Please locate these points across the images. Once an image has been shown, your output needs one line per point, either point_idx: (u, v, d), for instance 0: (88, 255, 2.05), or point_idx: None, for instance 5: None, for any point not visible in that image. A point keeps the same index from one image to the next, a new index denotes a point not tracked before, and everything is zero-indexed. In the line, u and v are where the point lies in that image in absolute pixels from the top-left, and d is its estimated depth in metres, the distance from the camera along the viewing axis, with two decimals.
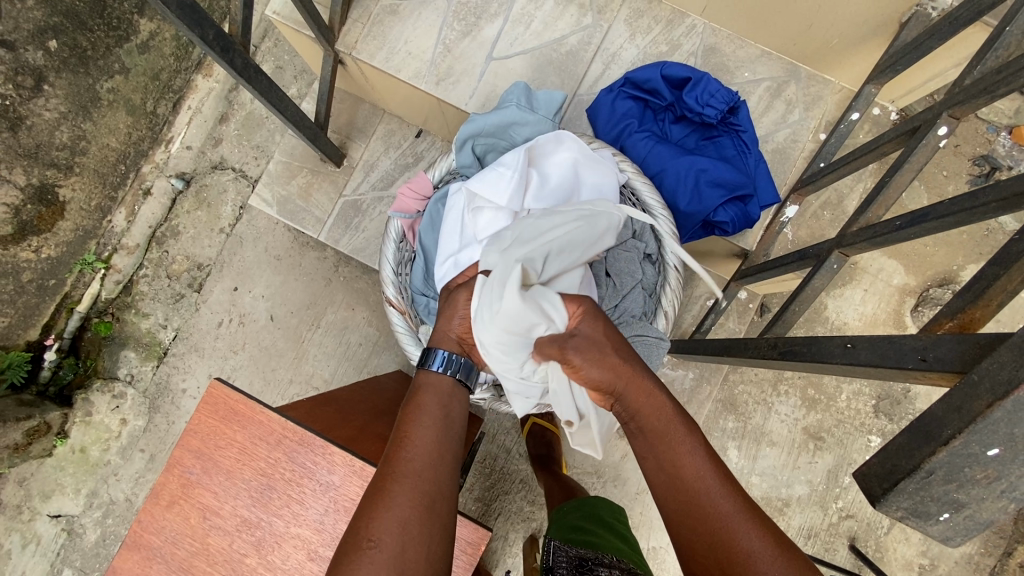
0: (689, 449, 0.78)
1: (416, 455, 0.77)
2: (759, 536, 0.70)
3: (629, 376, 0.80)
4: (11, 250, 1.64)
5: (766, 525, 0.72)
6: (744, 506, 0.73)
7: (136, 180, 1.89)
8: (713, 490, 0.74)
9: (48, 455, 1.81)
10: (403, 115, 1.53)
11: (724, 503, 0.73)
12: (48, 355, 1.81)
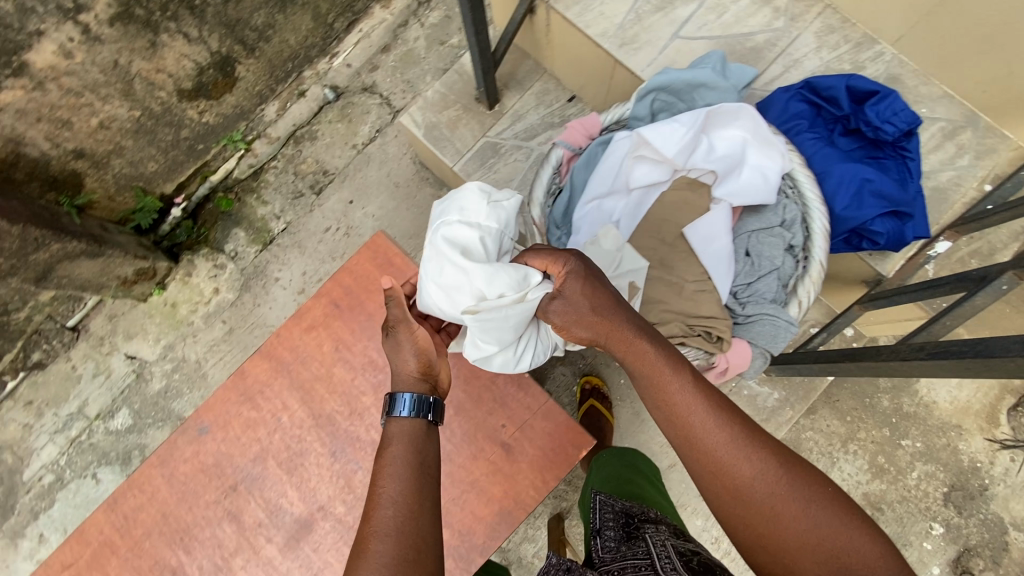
0: (682, 388, 0.83)
1: (391, 505, 0.80)
2: (764, 460, 0.79)
3: (611, 326, 0.86)
4: (182, 106, 1.74)
5: (767, 443, 0.81)
6: (749, 432, 0.81)
7: (295, 81, 1.97)
8: (715, 426, 0.81)
9: (144, 300, 1.93)
10: (563, 77, 1.59)
11: (725, 437, 0.80)
12: (173, 211, 1.93)
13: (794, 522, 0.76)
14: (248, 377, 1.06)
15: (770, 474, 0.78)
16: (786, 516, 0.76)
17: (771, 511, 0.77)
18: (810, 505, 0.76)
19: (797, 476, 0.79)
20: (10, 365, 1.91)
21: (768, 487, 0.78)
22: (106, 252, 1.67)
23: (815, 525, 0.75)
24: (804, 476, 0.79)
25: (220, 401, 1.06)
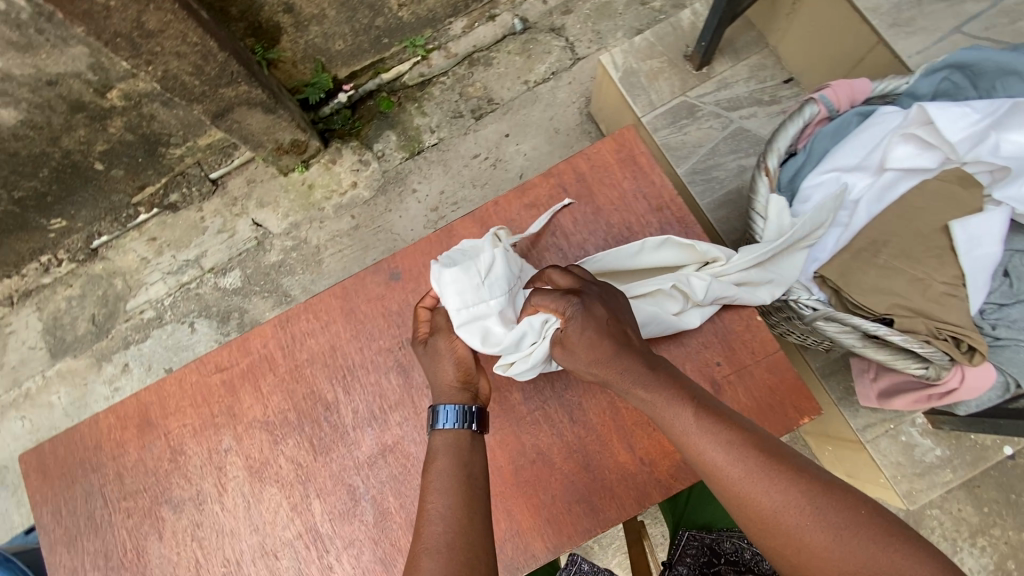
0: (684, 426, 0.76)
1: (439, 526, 0.72)
2: (783, 492, 0.70)
3: (612, 368, 0.81)
4: None
5: (782, 468, 0.72)
6: (761, 467, 0.72)
7: (489, 3, 1.93)
8: (725, 462, 0.73)
9: (286, 174, 1.95)
10: (786, 57, 1.48)
11: (739, 471, 0.72)
12: (340, 97, 1.93)
13: (831, 555, 0.66)
14: (452, 235, 0.99)
15: (792, 506, 0.69)
16: (819, 550, 0.67)
17: (802, 547, 0.68)
18: (842, 532, 0.67)
19: (823, 502, 0.69)
20: (147, 198, 1.94)
21: (796, 522, 0.69)
22: (279, 112, 1.68)
23: (851, 557, 0.65)
24: (830, 500, 0.69)
25: (414, 253, 0.99)
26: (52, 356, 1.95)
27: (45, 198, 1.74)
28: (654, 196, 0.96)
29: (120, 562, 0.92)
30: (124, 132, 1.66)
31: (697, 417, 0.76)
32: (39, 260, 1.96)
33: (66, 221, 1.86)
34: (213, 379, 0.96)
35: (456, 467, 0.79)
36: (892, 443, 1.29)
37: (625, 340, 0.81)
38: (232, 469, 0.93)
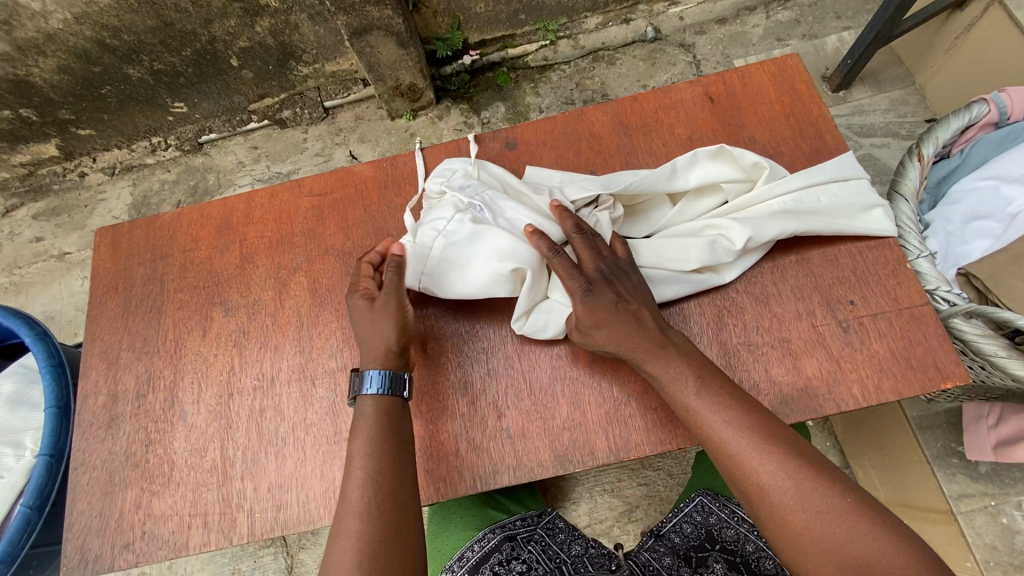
0: (681, 393, 0.63)
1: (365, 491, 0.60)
2: (776, 471, 0.57)
3: (622, 335, 0.65)
4: None
5: (777, 444, 0.59)
6: (757, 443, 0.59)
7: (628, 8, 1.98)
8: (718, 433, 0.60)
9: (393, 117, 2.00)
10: (930, 97, 1.42)
11: (731, 446, 0.59)
12: (464, 59, 1.98)
13: (818, 546, 0.55)
14: (582, 116, 0.83)
15: (784, 487, 0.57)
16: (804, 537, 0.55)
17: (786, 532, 0.56)
18: (825, 516, 0.55)
19: (819, 483, 0.56)
20: (262, 109, 2.02)
21: (785, 504, 0.56)
22: (410, 50, 1.75)
23: (837, 544, 0.54)
24: (825, 481, 0.57)
25: (531, 126, 0.84)
26: None
27: (177, 79, 1.83)
28: (828, 133, 0.77)
29: (152, 368, 0.77)
30: (266, 35, 1.75)
31: (698, 387, 0.62)
32: (148, 140, 2.04)
33: (185, 108, 1.95)
34: (305, 200, 0.84)
35: (381, 423, 0.65)
36: (990, 522, 1.11)
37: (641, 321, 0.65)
38: (258, 303, 0.79)
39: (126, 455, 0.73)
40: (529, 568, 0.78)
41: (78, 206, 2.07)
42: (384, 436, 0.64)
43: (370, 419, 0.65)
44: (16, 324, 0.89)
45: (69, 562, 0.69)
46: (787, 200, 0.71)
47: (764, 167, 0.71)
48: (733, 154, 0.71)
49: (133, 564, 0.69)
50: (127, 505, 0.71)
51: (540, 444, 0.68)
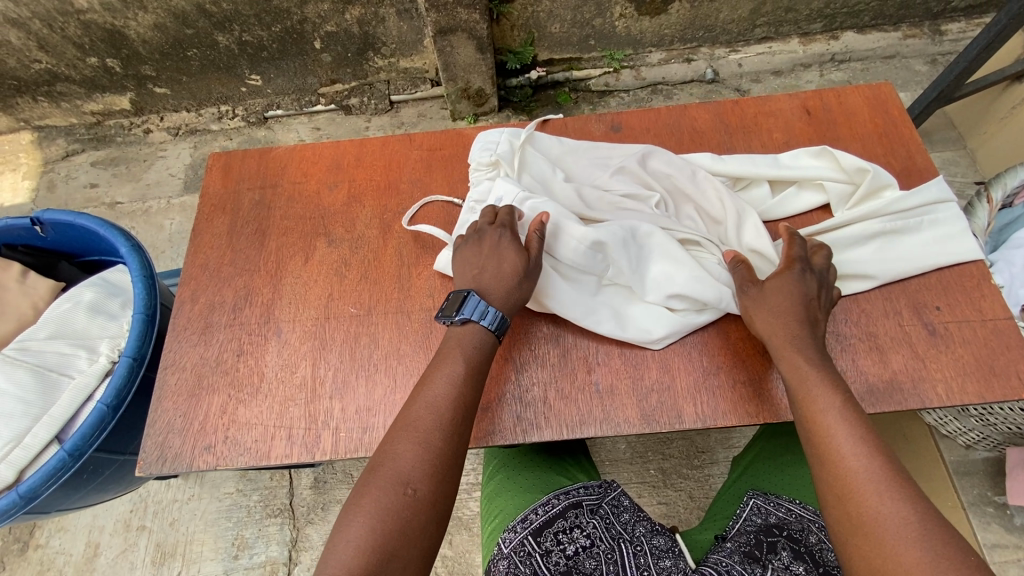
0: (824, 401, 0.61)
1: (430, 403, 0.61)
2: (901, 502, 0.52)
3: (784, 327, 0.65)
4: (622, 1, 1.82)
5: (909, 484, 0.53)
6: (863, 443, 0.57)
7: (692, 49, 2.07)
8: (852, 452, 0.56)
9: (455, 118, 2.06)
10: (982, 162, 1.48)
11: (859, 464, 0.55)
12: (531, 74, 2.03)
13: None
14: (686, 111, 0.88)
15: (899, 517, 0.51)
16: (904, 571, 0.48)
17: (887, 563, 0.49)
18: (943, 562, 0.47)
19: (943, 534, 0.49)
20: (331, 94, 2.08)
21: (896, 537, 0.50)
22: (487, 55, 1.83)
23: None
24: (950, 535, 0.49)
25: (636, 114, 0.89)
26: (184, 189, 1.98)
27: (260, 52, 1.90)
28: (918, 155, 0.82)
29: (252, 285, 0.80)
30: (353, 24, 1.83)
31: (846, 403, 0.60)
32: (217, 107, 2.10)
33: (260, 82, 2.02)
34: (415, 153, 0.89)
35: (480, 359, 0.65)
36: None
37: (813, 321, 0.66)
38: (364, 240, 0.82)
39: (217, 361, 0.75)
40: (594, 540, 0.79)
41: (137, 159, 2.05)
42: (477, 373, 0.64)
43: (467, 348, 0.65)
44: (115, 237, 0.94)
45: (147, 457, 0.69)
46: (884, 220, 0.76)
47: (867, 172, 0.75)
48: (835, 156, 0.78)
49: (212, 466, 0.69)
50: (213, 409, 0.72)
51: (628, 401, 0.70)
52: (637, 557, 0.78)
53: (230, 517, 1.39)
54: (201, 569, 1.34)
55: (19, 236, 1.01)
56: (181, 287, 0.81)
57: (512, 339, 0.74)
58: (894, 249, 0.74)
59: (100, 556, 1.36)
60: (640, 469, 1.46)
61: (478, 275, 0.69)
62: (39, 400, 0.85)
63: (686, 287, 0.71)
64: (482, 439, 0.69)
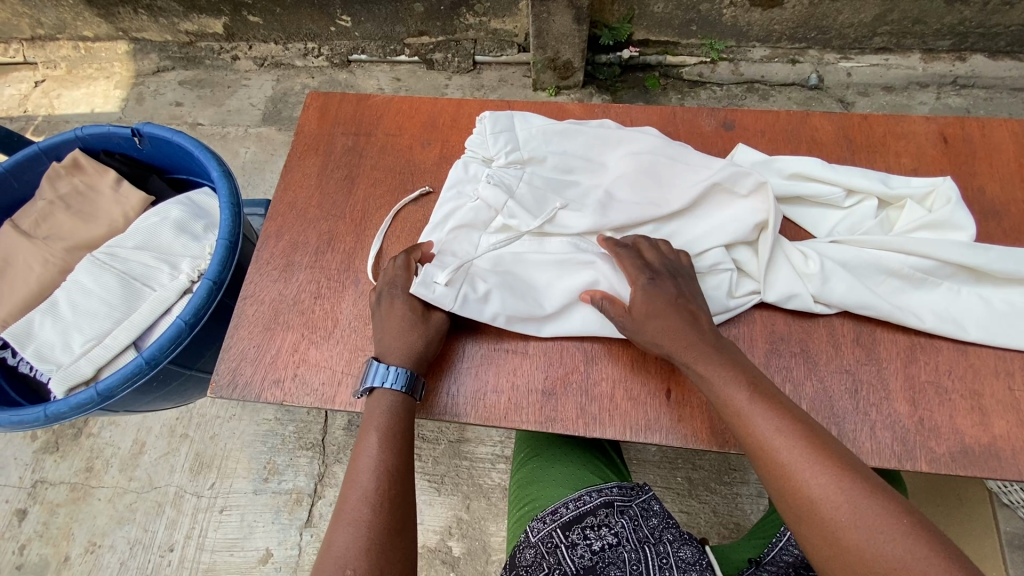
0: (734, 399, 0.59)
1: (364, 478, 0.61)
2: (828, 482, 0.52)
3: (676, 336, 0.63)
4: None
5: (830, 456, 0.53)
6: (802, 443, 0.54)
7: (800, 51, 1.93)
8: (768, 443, 0.56)
9: (536, 88, 1.98)
10: None
11: (785, 455, 0.54)
12: (623, 53, 1.93)
13: (874, 571, 0.48)
14: (806, 119, 0.82)
15: (835, 501, 0.51)
16: (862, 557, 0.49)
17: (840, 553, 0.50)
18: (879, 533, 0.49)
19: (875, 505, 0.50)
20: (417, 45, 2.05)
21: (836, 518, 0.51)
22: (583, 27, 1.76)
23: (894, 565, 0.48)
24: (878, 500, 0.50)
25: (751, 114, 0.83)
26: (263, 120, 2.01)
27: None
28: None
29: (335, 230, 0.81)
30: None
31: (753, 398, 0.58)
32: (304, 44, 2.10)
33: (349, 23, 2.00)
34: None
35: (393, 421, 0.64)
36: None
37: None
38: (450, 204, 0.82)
39: (295, 300, 0.76)
40: (622, 540, 0.79)
41: (222, 85, 2.09)
42: (394, 437, 0.64)
43: (380, 414, 0.65)
44: (208, 161, 0.96)
45: (220, 380, 0.72)
46: (972, 274, 0.69)
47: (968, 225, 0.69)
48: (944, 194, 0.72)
49: (278, 401, 0.71)
50: (286, 345, 0.74)
51: (697, 415, 0.67)
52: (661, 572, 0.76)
53: (266, 441, 1.45)
54: (232, 485, 1.41)
55: (117, 143, 1.04)
56: (267, 222, 0.82)
57: (464, 364, 0.71)
58: (956, 304, 0.68)
59: (145, 455, 1.44)
60: (666, 474, 1.42)
61: (381, 334, 0.68)
62: (122, 306, 0.89)
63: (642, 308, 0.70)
64: (540, 424, 0.68)
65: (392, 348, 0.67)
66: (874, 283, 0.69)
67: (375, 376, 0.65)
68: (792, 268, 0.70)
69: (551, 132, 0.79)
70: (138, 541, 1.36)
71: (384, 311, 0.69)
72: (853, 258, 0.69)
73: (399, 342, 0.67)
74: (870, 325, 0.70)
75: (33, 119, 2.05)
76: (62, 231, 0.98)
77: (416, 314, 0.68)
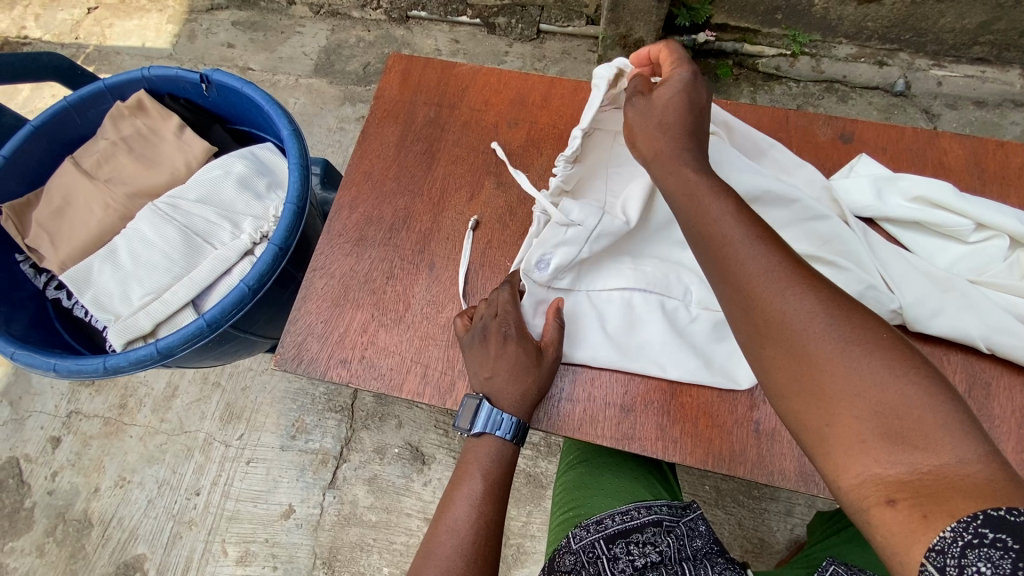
0: (713, 210, 0.52)
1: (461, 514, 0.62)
2: (805, 295, 0.46)
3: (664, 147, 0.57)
4: None
5: (808, 271, 0.48)
6: (786, 264, 0.48)
7: (889, 52, 1.78)
8: (745, 257, 0.49)
9: (600, 64, 1.86)
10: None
11: (756, 267, 0.48)
12: (698, 36, 1.79)
13: (847, 397, 0.43)
14: (935, 139, 0.75)
15: (809, 318, 0.46)
16: (832, 383, 0.44)
17: (812, 369, 0.45)
18: (853, 348, 0.44)
19: (855, 322, 0.45)
20: (480, 7, 1.93)
21: (809, 331, 0.45)
22: (663, 4, 1.62)
23: (864, 387, 0.43)
24: (859, 319, 0.45)
25: (873, 127, 0.77)
26: (314, 70, 1.94)
27: None
28: None
29: (412, 209, 0.77)
30: None
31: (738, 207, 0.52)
32: None
33: None
34: None
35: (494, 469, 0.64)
36: None
37: None
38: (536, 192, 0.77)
39: (366, 278, 0.73)
40: (665, 560, 0.73)
41: (275, 30, 2.01)
42: (497, 486, 0.63)
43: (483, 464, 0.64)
44: (278, 118, 0.91)
45: (285, 353, 0.70)
46: None
47: None
48: None
49: (344, 381, 0.69)
50: (354, 325, 0.71)
51: (787, 452, 0.63)
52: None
53: (296, 400, 1.44)
54: (261, 439, 1.41)
55: (184, 88, 1.00)
56: (341, 190, 0.78)
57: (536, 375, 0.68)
58: None
59: (177, 399, 1.45)
60: (695, 481, 1.36)
61: (489, 377, 0.63)
62: (183, 261, 0.86)
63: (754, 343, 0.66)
64: (616, 441, 0.65)
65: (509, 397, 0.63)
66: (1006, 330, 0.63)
67: (484, 425, 0.63)
68: (913, 302, 0.64)
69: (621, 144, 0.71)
70: (166, 481, 1.38)
71: (494, 350, 0.63)
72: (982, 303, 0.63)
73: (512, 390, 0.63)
74: (986, 376, 0.64)
75: (85, 47, 2.01)
76: (124, 174, 0.96)
77: (529, 357, 0.63)
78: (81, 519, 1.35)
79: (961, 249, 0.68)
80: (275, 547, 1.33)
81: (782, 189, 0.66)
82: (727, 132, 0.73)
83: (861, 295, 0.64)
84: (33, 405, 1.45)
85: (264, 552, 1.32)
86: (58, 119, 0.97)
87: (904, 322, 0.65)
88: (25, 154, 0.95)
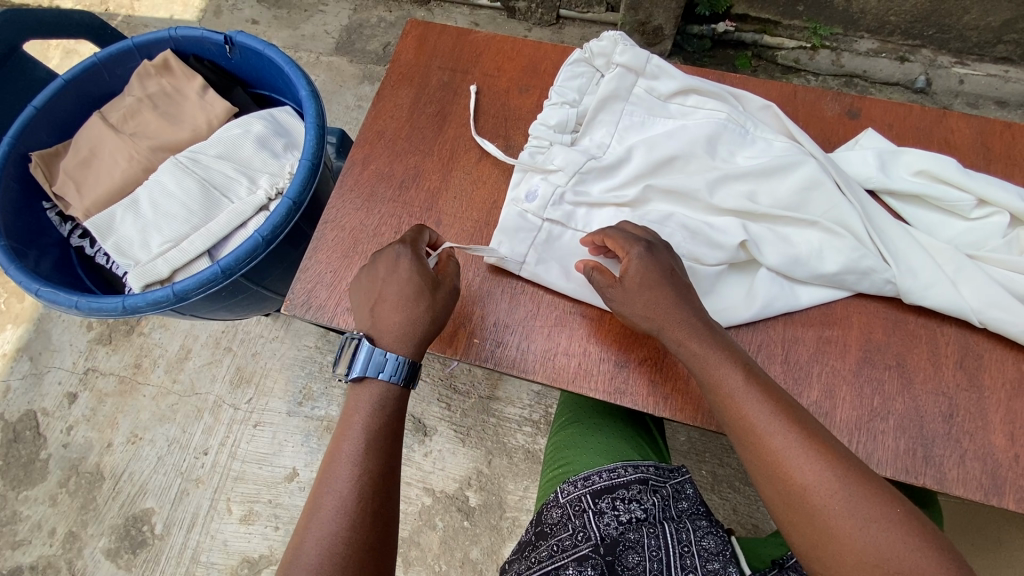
0: (726, 380, 0.59)
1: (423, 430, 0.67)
2: (826, 467, 0.54)
3: (667, 313, 0.62)
4: None
5: (819, 441, 0.56)
6: (801, 441, 0.56)
7: (913, 49, 1.73)
8: (765, 429, 0.57)
9: None
10: None
11: (776, 443, 0.56)
12: (718, 25, 1.76)
13: (866, 563, 0.50)
14: (943, 118, 0.76)
15: (824, 493, 0.53)
16: (848, 550, 0.51)
17: (831, 539, 0.52)
18: (865, 521, 0.51)
19: (871, 495, 0.52)
20: None
21: (826, 506, 0.53)
22: None
23: (877, 556, 0.50)
24: (868, 490, 0.53)
25: (881, 105, 0.77)
26: (335, 49, 1.96)
27: None
28: None
29: (422, 167, 0.79)
30: None
31: (749, 380, 0.59)
32: None
33: None
34: None
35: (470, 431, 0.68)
36: None
37: None
38: None
39: (375, 231, 0.76)
40: (649, 518, 0.78)
41: (299, 7, 2.04)
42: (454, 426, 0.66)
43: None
44: (297, 79, 0.93)
45: (294, 299, 0.72)
46: None
47: None
48: None
49: (349, 328, 0.71)
50: None
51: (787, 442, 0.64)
52: (683, 559, 0.75)
53: (304, 367, 1.48)
54: (268, 403, 1.45)
55: (208, 50, 1.04)
56: (354, 148, 0.81)
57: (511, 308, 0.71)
58: None
59: (190, 360, 1.49)
60: (692, 466, 1.33)
61: (380, 305, 0.66)
62: (201, 213, 0.90)
63: (745, 299, 0.67)
64: (609, 395, 0.67)
65: (394, 333, 0.65)
66: (999, 303, 0.63)
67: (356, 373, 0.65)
68: (904, 274, 0.65)
69: (643, 98, 0.75)
70: (176, 440, 1.42)
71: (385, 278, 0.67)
72: (978, 276, 0.64)
73: (400, 319, 0.65)
74: (978, 350, 0.65)
75: (114, 18, 2.05)
76: (149, 129, 0.99)
77: (424, 281, 0.66)
78: (94, 471, 1.41)
79: (961, 225, 0.69)
80: (278, 508, 1.37)
81: (790, 158, 0.69)
82: (739, 102, 0.76)
83: (856, 262, 0.65)
84: (52, 360, 1.51)
85: (267, 511, 1.36)
86: (88, 75, 1.01)
87: (900, 293, 0.66)
88: (56, 107, 0.99)
